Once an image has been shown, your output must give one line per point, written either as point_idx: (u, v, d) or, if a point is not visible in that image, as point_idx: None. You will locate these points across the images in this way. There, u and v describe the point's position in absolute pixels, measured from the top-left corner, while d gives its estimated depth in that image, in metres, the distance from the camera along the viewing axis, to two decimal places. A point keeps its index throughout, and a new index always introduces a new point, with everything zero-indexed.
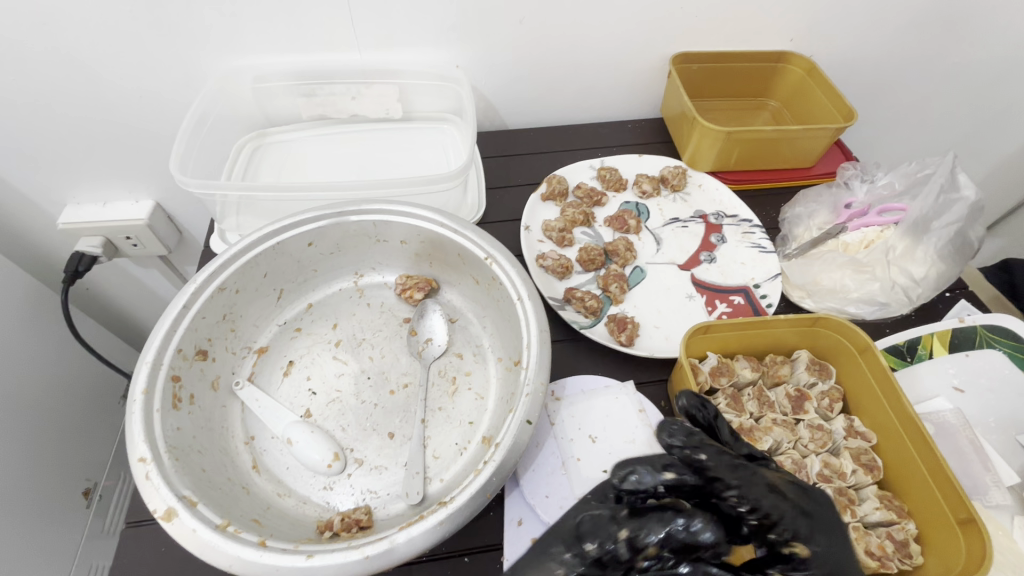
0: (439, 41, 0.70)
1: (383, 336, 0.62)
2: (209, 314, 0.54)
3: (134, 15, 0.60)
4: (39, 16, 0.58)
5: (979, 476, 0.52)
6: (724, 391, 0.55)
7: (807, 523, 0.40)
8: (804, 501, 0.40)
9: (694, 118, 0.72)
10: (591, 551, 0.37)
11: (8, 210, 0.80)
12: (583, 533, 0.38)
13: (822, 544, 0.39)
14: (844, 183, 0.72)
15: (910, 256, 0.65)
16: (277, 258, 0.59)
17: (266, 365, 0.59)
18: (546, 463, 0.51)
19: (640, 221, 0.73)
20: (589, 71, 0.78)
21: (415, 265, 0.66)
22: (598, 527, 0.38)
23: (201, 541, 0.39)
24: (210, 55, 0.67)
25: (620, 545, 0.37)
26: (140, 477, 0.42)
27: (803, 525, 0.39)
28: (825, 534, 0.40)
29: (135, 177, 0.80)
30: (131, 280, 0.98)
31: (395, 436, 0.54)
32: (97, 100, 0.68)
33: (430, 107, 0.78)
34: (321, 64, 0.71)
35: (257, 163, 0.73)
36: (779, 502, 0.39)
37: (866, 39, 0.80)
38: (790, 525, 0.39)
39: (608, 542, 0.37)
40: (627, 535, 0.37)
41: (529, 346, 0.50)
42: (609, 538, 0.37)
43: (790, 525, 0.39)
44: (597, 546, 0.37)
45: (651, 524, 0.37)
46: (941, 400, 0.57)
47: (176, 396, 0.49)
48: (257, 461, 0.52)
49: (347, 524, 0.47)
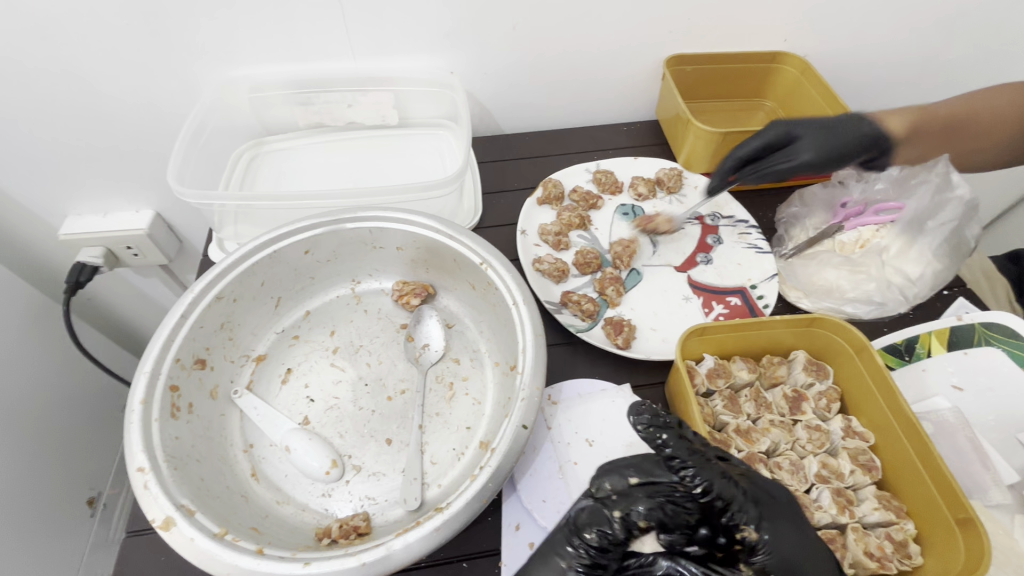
0: (434, 48, 0.71)
1: (380, 342, 0.62)
2: (207, 323, 0.54)
3: (131, 28, 0.61)
4: (39, 31, 0.59)
5: (980, 476, 0.52)
6: (721, 392, 0.55)
7: (757, 510, 0.40)
8: (754, 489, 0.41)
9: (689, 120, 0.73)
10: (591, 540, 0.39)
11: (10, 222, 0.80)
12: (580, 525, 0.40)
13: (778, 537, 0.39)
14: (839, 182, 0.73)
15: (905, 256, 0.66)
16: (274, 266, 0.59)
17: (264, 373, 0.59)
18: (543, 468, 0.51)
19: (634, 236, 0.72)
20: (583, 76, 0.79)
21: (412, 271, 0.66)
22: (599, 515, 0.40)
23: (199, 549, 0.40)
24: (206, 66, 0.67)
25: (615, 528, 0.40)
26: (138, 487, 0.42)
27: (753, 512, 0.39)
28: (777, 523, 0.40)
29: (135, 187, 0.81)
30: (132, 289, 0.99)
31: (393, 442, 0.54)
32: (96, 112, 0.69)
33: (426, 114, 0.78)
34: (317, 72, 0.71)
35: (255, 172, 0.73)
36: (731, 486, 0.40)
37: (858, 39, 0.81)
38: (739, 510, 0.39)
39: (603, 527, 0.39)
40: (620, 517, 0.40)
41: (524, 351, 0.50)
42: (606, 523, 0.40)
43: (738, 510, 0.39)
44: (596, 534, 0.39)
45: (636, 499, 0.41)
46: (939, 399, 0.57)
47: (174, 406, 0.50)
48: (256, 469, 0.52)
49: (345, 531, 0.47)
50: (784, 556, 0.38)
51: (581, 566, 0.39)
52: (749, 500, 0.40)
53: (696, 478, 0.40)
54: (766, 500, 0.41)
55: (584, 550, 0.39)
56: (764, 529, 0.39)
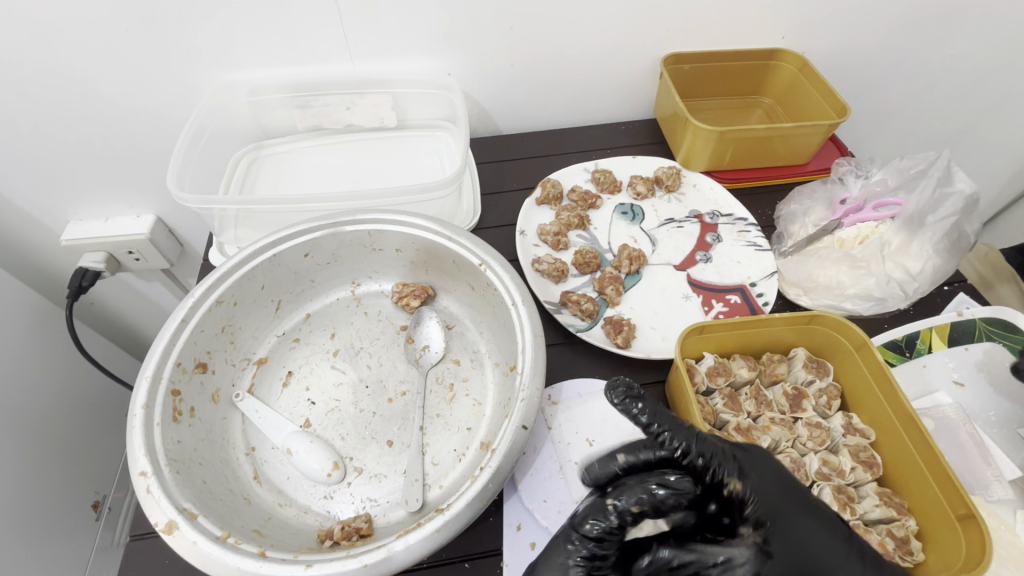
0: (432, 49, 0.71)
1: (380, 344, 0.62)
2: (207, 327, 0.54)
3: (129, 33, 0.61)
4: (38, 36, 0.59)
5: (981, 471, 0.52)
6: (721, 391, 0.55)
7: (734, 462, 0.42)
8: (731, 448, 0.43)
9: (686, 118, 0.73)
10: (591, 531, 0.39)
11: (13, 227, 0.81)
12: (578, 520, 0.40)
13: (760, 488, 0.41)
14: (838, 178, 0.73)
15: (906, 251, 0.65)
16: (273, 269, 0.59)
17: (265, 376, 0.59)
18: (544, 469, 0.52)
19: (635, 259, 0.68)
20: (580, 76, 0.79)
21: (411, 272, 0.66)
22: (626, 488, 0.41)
23: (201, 553, 0.40)
24: (206, 70, 0.67)
25: (610, 517, 0.40)
26: (141, 491, 0.42)
27: (733, 464, 0.42)
28: (757, 470, 0.42)
29: (136, 192, 0.81)
30: (134, 294, 1.00)
31: (394, 444, 0.54)
32: (95, 118, 0.69)
33: (424, 115, 0.78)
34: (315, 76, 0.72)
35: (254, 176, 0.74)
36: (707, 444, 0.42)
37: (857, 35, 0.80)
38: (721, 465, 0.42)
39: (600, 518, 0.40)
40: (615, 504, 0.40)
41: (524, 351, 0.50)
42: (603, 516, 0.40)
43: (723, 467, 0.42)
44: (593, 526, 0.39)
45: (628, 488, 0.41)
46: (941, 395, 0.57)
47: (176, 410, 0.50)
48: (258, 472, 0.53)
49: (347, 532, 0.47)
50: (775, 510, 0.40)
51: (582, 561, 0.39)
52: (731, 457, 0.42)
53: (677, 442, 0.42)
54: (746, 456, 0.43)
55: (582, 545, 0.39)
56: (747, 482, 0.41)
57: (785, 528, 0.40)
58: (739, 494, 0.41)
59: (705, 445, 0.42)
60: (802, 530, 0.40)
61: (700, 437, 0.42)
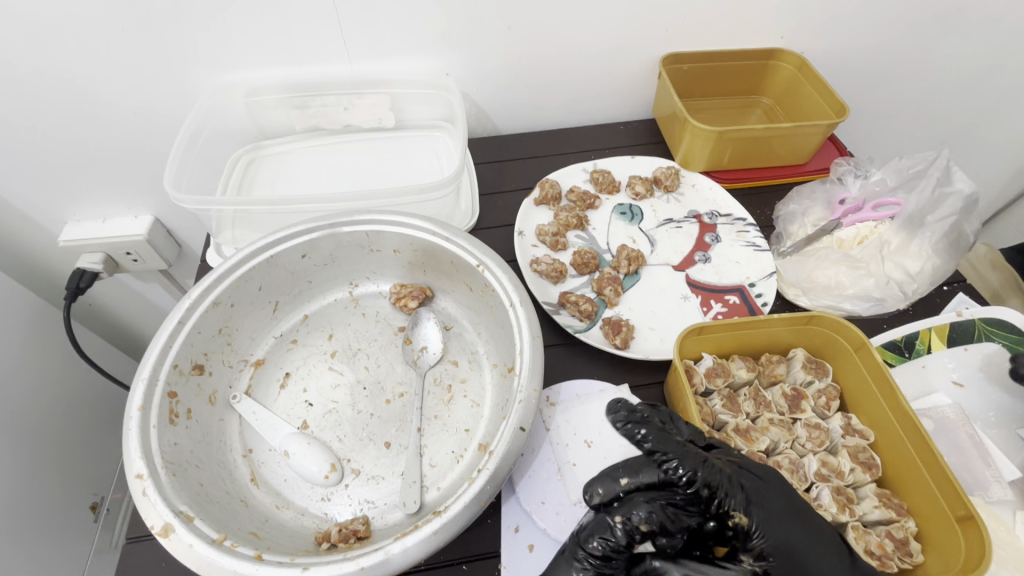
0: (430, 49, 0.71)
1: (379, 345, 0.62)
2: (204, 329, 0.54)
3: (126, 34, 0.61)
4: (34, 36, 0.59)
5: (981, 472, 0.52)
6: (720, 391, 0.55)
7: (742, 495, 0.41)
8: (735, 472, 0.43)
9: (685, 118, 0.72)
10: (596, 549, 0.39)
11: (11, 228, 0.81)
12: (583, 537, 0.40)
13: (762, 514, 0.41)
14: (837, 178, 0.72)
15: (905, 251, 0.65)
16: (271, 271, 0.59)
17: (262, 378, 0.59)
18: (542, 470, 0.51)
19: (637, 258, 0.68)
20: (578, 76, 0.79)
21: (409, 273, 0.66)
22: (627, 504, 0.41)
23: (198, 556, 0.40)
24: (204, 71, 0.67)
25: (617, 534, 0.39)
26: (137, 494, 0.42)
27: (740, 495, 0.41)
28: (765, 500, 0.42)
29: (134, 192, 0.81)
30: (133, 295, 1.00)
31: (391, 446, 0.54)
32: (93, 118, 0.69)
33: (422, 116, 0.78)
34: (312, 76, 0.71)
35: (252, 176, 0.73)
36: (715, 473, 0.42)
37: (856, 34, 0.80)
38: (727, 496, 0.41)
39: (605, 535, 0.40)
40: (622, 522, 0.40)
41: (522, 353, 0.50)
42: (609, 533, 0.40)
43: (730, 497, 0.41)
44: (598, 544, 0.39)
45: (636, 504, 0.40)
46: (941, 395, 0.57)
47: (173, 411, 0.50)
48: (255, 474, 0.52)
49: (344, 535, 0.47)
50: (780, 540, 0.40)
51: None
52: (739, 484, 0.42)
53: (684, 469, 0.42)
54: (754, 485, 0.42)
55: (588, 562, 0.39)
56: (753, 509, 0.41)
57: (788, 560, 0.40)
58: (745, 525, 0.41)
59: (715, 473, 0.42)
60: (800, 545, 0.41)
61: (701, 462, 0.42)
